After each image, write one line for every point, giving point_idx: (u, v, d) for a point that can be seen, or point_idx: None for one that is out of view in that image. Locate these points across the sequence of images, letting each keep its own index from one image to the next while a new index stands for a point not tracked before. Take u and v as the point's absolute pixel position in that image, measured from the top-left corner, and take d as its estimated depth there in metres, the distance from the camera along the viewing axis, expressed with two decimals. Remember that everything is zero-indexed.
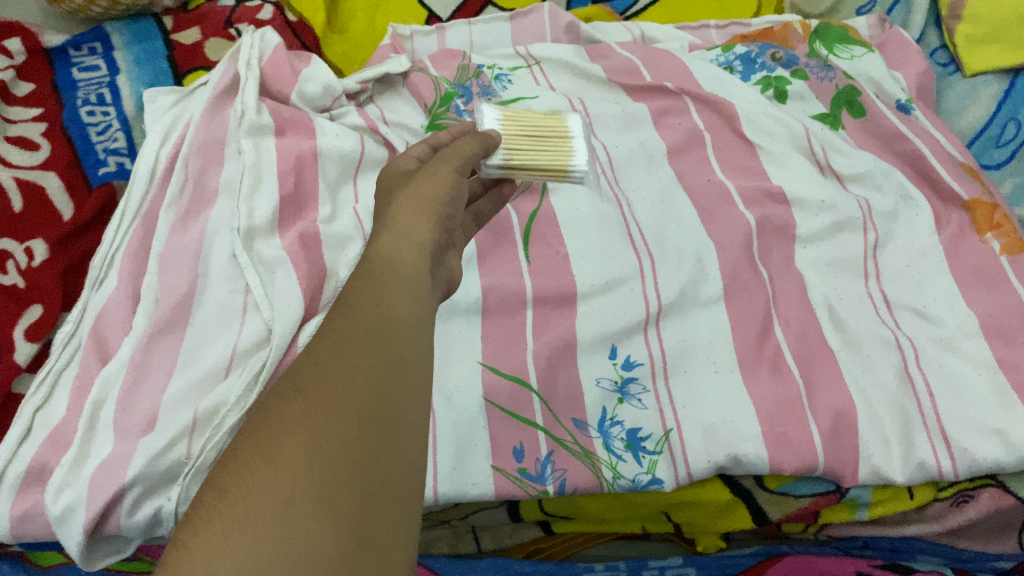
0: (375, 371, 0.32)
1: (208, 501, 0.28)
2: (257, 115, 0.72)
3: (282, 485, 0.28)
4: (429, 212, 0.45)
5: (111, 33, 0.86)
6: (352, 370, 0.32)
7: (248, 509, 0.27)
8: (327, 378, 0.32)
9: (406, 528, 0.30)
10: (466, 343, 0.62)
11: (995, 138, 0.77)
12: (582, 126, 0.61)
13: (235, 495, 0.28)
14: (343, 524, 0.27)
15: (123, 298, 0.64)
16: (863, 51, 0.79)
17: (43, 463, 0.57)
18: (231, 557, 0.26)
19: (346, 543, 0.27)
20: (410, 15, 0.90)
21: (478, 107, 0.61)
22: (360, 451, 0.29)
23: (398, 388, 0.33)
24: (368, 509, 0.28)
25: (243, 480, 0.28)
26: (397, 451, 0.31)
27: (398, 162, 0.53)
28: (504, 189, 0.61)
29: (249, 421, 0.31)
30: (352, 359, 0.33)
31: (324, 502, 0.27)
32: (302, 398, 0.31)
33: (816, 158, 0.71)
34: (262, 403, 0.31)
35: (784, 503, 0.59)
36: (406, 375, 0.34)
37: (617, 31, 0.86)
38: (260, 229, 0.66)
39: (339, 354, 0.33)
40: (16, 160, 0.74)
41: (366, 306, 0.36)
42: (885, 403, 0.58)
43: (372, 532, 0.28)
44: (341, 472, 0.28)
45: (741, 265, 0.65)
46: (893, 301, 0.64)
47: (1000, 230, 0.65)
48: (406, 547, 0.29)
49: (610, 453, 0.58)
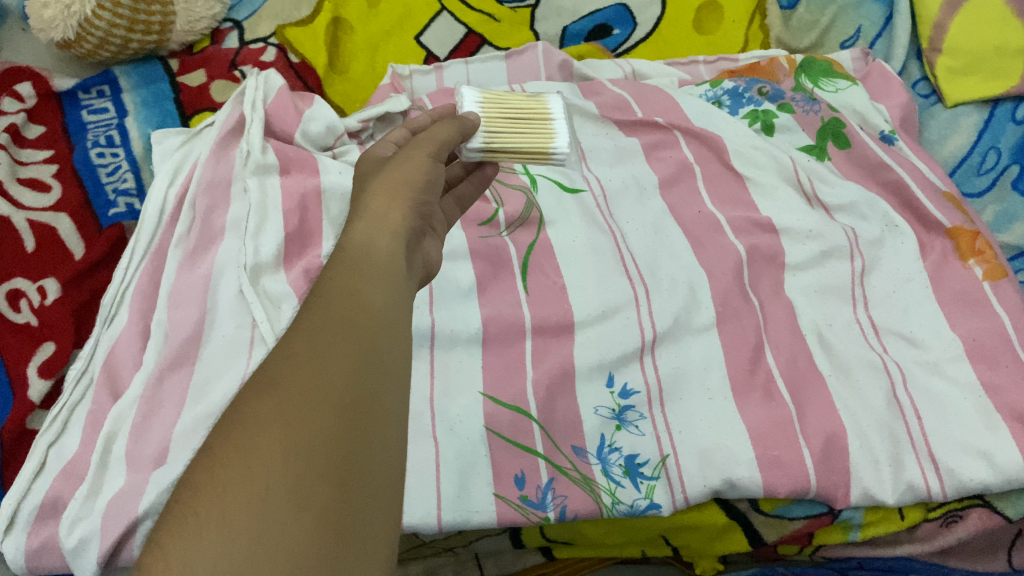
0: (349, 361, 0.33)
1: (186, 500, 0.30)
2: (262, 155, 0.74)
3: (261, 480, 0.29)
4: (403, 199, 0.46)
5: (119, 76, 0.89)
6: (326, 361, 0.33)
7: (230, 511, 0.28)
8: (302, 371, 0.33)
9: (386, 515, 0.31)
10: (468, 373, 0.64)
11: (976, 167, 0.80)
12: (562, 107, 0.62)
13: (211, 493, 0.29)
14: (322, 516, 0.28)
15: (134, 334, 0.67)
16: (847, 84, 0.82)
17: (58, 495, 0.59)
18: (209, 556, 0.27)
19: (325, 535, 0.28)
20: (409, 56, 0.93)
21: (459, 90, 0.61)
22: (336, 442, 0.30)
23: (373, 378, 0.34)
24: (346, 498, 0.29)
25: (220, 478, 0.30)
26: (374, 438, 0.32)
27: (378, 149, 0.55)
28: (487, 170, 0.62)
29: (230, 419, 0.32)
30: (326, 351, 0.34)
31: (303, 496, 0.29)
32: (277, 392, 0.32)
33: (802, 188, 0.74)
34: (242, 399, 0.33)
35: (779, 526, 0.60)
36: (381, 361, 0.35)
37: (608, 68, 0.89)
38: (266, 266, 0.68)
39: (314, 346, 0.34)
40: (28, 201, 0.76)
41: (341, 297, 0.37)
42: (875, 425, 0.60)
43: (351, 522, 0.29)
44: (318, 464, 0.30)
45: (732, 293, 0.67)
46: (880, 326, 0.66)
47: (982, 256, 0.67)
48: (387, 535, 0.31)
49: (609, 479, 0.59)
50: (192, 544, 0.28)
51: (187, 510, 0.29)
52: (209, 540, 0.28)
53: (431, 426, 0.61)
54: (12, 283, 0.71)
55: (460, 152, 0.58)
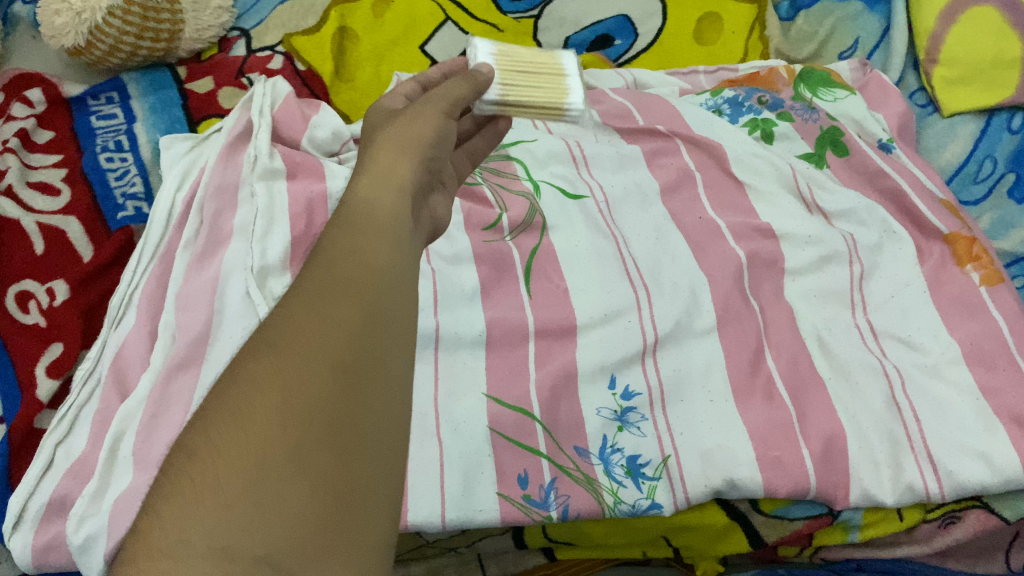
0: (350, 320, 0.34)
1: (184, 465, 0.32)
2: (269, 159, 0.75)
3: (258, 446, 0.30)
4: (409, 156, 0.47)
5: (128, 83, 0.91)
6: (326, 324, 0.34)
7: (227, 475, 0.30)
8: (299, 336, 0.34)
9: (388, 474, 0.32)
10: (471, 375, 0.65)
11: (973, 175, 0.81)
12: (575, 61, 0.62)
13: (208, 461, 0.31)
14: (317, 482, 0.30)
15: (142, 335, 0.68)
16: (846, 94, 0.83)
17: (65, 493, 0.60)
18: (205, 523, 0.29)
19: (321, 497, 0.29)
20: (414, 65, 0.94)
21: (470, 40, 0.60)
22: (333, 405, 0.31)
23: (375, 337, 0.34)
24: (345, 458, 0.30)
25: (218, 444, 0.31)
26: (374, 398, 0.33)
27: (389, 102, 0.56)
28: (499, 125, 0.63)
29: (231, 383, 0.34)
30: (327, 313, 0.35)
31: (300, 459, 0.30)
32: (276, 357, 0.33)
33: (802, 195, 0.75)
34: (249, 365, 0.34)
35: (778, 526, 0.61)
36: (385, 319, 0.35)
37: (610, 77, 0.90)
38: (273, 268, 0.68)
39: (315, 308, 0.35)
40: (38, 206, 0.77)
41: (344, 254, 0.38)
42: (874, 426, 0.61)
43: (348, 486, 0.30)
44: (315, 428, 0.31)
45: (733, 297, 0.68)
46: (879, 330, 0.67)
47: (978, 261, 0.68)
48: (388, 495, 0.31)
49: (611, 479, 0.60)
50: (191, 512, 0.30)
51: (189, 479, 0.31)
52: (205, 505, 0.30)
53: (436, 426, 0.61)
54: (21, 284, 0.72)
55: (474, 105, 0.57)
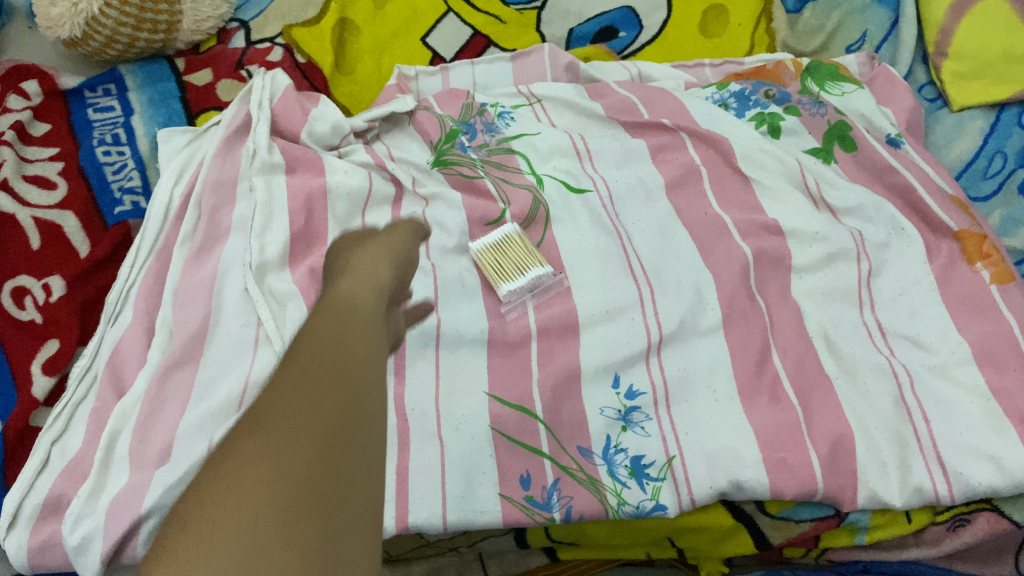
0: (328, 391, 0.41)
1: (180, 531, 0.36)
2: (268, 154, 0.74)
3: (249, 525, 0.34)
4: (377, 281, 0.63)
5: (125, 75, 0.89)
6: (310, 397, 0.41)
7: (217, 554, 0.34)
8: (287, 407, 0.40)
9: (366, 536, 0.36)
10: (473, 375, 0.64)
11: (982, 170, 0.80)
12: None
13: (206, 538, 0.35)
14: (305, 553, 0.33)
15: (139, 331, 0.67)
16: (854, 87, 0.82)
17: (61, 493, 0.59)
18: None
19: (310, 568, 0.33)
20: (415, 57, 0.94)
21: None
22: (316, 481, 0.36)
23: (354, 404, 0.42)
24: (343, 489, 0.37)
25: (211, 514, 0.36)
26: (355, 472, 0.38)
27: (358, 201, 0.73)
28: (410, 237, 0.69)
29: (229, 452, 0.39)
30: (309, 392, 0.41)
31: (288, 534, 0.33)
32: (262, 430, 0.39)
33: (809, 191, 0.73)
34: (241, 433, 0.40)
35: (784, 528, 0.60)
36: (355, 395, 0.43)
37: (614, 71, 0.89)
38: (271, 264, 0.67)
39: (296, 387, 0.42)
40: (34, 199, 0.76)
41: (329, 333, 0.48)
42: (882, 427, 0.60)
43: (333, 555, 0.34)
44: (300, 503, 0.35)
45: (738, 295, 0.67)
46: (887, 329, 0.66)
47: (988, 259, 0.67)
48: (367, 550, 0.36)
49: (615, 480, 0.59)
50: None
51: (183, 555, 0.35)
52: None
53: (437, 426, 0.61)
54: (17, 280, 0.71)
55: None
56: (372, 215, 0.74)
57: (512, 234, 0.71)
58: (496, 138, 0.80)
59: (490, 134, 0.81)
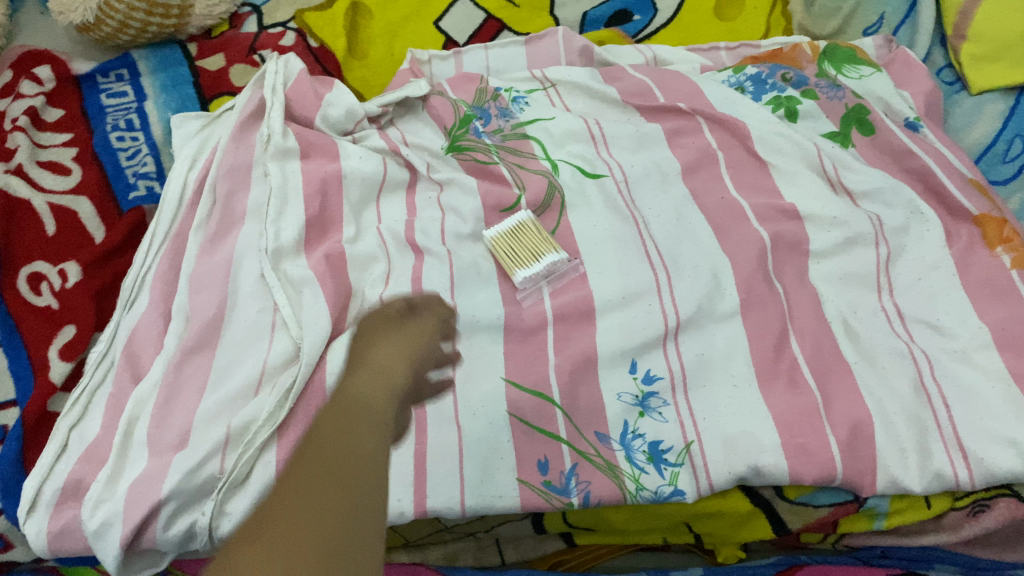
0: (319, 496, 0.41)
1: None
2: (283, 138, 0.74)
3: None
4: (394, 339, 0.58)
5: (137, 60, 0.89)
6: (302, 505, 0.41)
7: None
8: (285, 502, 0.41)
9: None
10: (489, 359, 0.64)
11: (1001, 154, 0.79)
12: None
13: None
14: None
15: (155, 317, 0.67)
16: (871, 70, 0.81)
17: (79, 478, 0.59)
18: None
19: None
20: (428, 41, 0.93)
21: None
22: None
23: (351, 519, 0.40)
24: None
25: None
26: None
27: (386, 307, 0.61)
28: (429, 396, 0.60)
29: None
30: (305, 495, 0.41)
31: None
32: (259, 544, 0.39)
33: (827, 176, 0.73)
34: (251, 526, 0.42)
35: (803, 513, 0.60)
36: (348, 496, 0.42)
37: (629, 54, 0.88)
38: (287, 250, 0.68)
39: (298, 487, 0.42)
40: (49, 185, 0.76)
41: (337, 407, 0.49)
42: (901, 412, 0.59)
43: None
44: None
45: (756, 280, 0.66)
46: (907, 314, 0.65)
47: (1010, 244, 0.66)
48: None
49: (633, 465, 0.59)
50: None
51: None
52: None
53: (454, 412, 0.61)
54: (33, 266, 0.71)
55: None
56: (387, 201, 0.74)
57: (526, 221, 0.71)
58: (511, 123, 0.79)
59: (504, 119, 0.80)
